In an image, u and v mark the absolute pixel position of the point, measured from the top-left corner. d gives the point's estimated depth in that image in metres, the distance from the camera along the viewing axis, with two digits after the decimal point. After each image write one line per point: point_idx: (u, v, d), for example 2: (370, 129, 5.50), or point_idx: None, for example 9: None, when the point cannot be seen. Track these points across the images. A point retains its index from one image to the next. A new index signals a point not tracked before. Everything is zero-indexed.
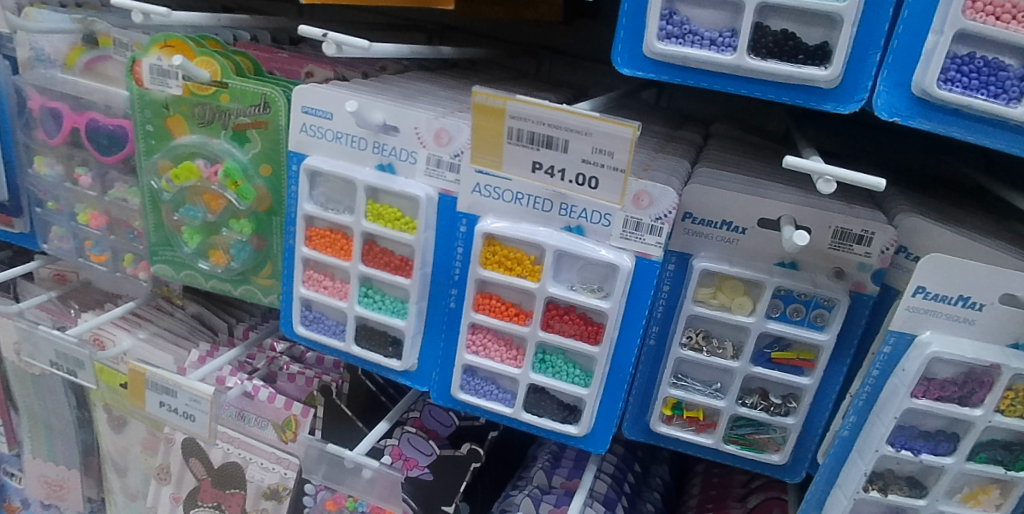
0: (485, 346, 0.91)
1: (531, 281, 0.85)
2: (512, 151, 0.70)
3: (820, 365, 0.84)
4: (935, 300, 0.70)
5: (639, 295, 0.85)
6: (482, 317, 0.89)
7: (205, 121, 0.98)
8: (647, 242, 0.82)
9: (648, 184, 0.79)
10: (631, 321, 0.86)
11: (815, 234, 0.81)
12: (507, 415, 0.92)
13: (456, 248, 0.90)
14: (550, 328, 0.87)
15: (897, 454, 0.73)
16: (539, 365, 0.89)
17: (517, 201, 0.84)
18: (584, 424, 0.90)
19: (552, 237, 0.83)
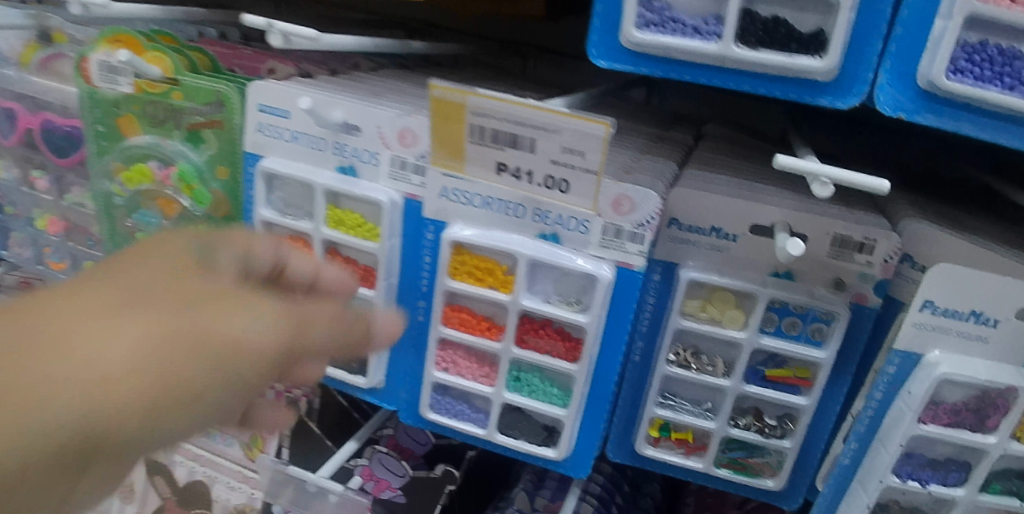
0: (455, 363, 0.84)
1: (504, 293, 0.78)
2: (474, 151, 0.63)
3: (818, 384, 0.77)
4: (945, 315, 0.63)
5: (620, 307, 0.78)
6: (451, 332, 0.82)
7: (158, 121, 0.91)
8: (629, 251, 0.75)
9: (628, 188, 0.72)
10: (613, 336, 0.79)
11: (812, 242, 0.74)
12: (480, 437, 0.85)
13: (423, 258, 0.83)
14: (525, 344, 0.80)
15: (903, 485, 0.66)
16: (514, 384, 0.82)
17: (487, 206, 0.77)
18: (562, 447, 0.83)
19: (526, 245, 0.76)
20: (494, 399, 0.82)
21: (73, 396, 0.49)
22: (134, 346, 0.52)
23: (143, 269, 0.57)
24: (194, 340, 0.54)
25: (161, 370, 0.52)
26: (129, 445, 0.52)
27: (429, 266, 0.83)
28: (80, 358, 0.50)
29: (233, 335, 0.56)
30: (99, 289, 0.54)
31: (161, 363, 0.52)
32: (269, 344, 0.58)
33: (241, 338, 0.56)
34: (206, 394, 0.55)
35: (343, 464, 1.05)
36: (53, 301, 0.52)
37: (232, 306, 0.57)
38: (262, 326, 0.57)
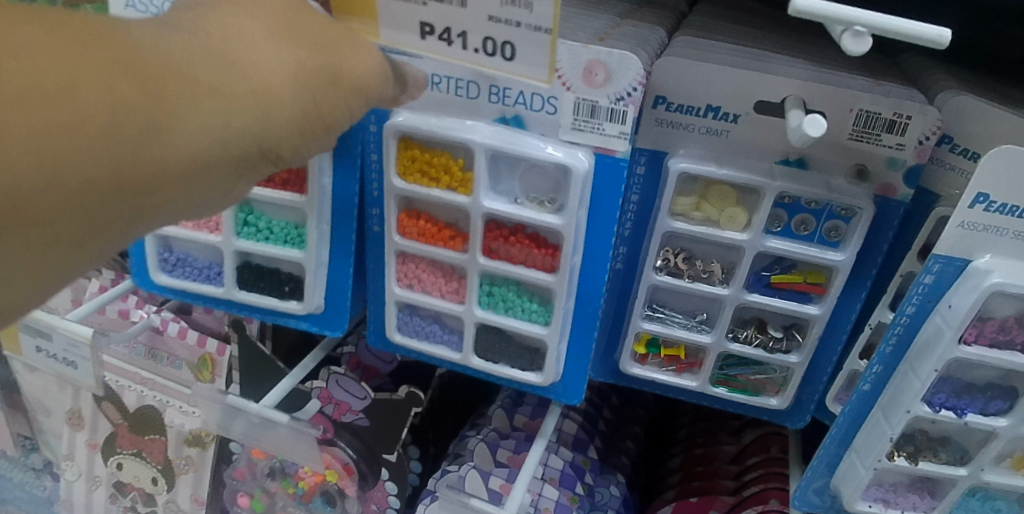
0: (417, 279, 0.71)
1: (462, 196, 0.64)
2: (388, 10, 0.48)
3: (832, 291, 0.65)
4: (1001, 212, 0.50)
5: (603, 204, 0.64)
6: (409, 244, 0.69)
7: None
8: (607, 134, 0.60)
9: (601, 51, 0.58)
10: (600, 238, 0.66)
11: (832, 120, 0.60)
12: (457, 363, 0.74)
13: (371, 156, 0.69)
14: (494, 254, 0.67)
15: (935, 416, 0.55)
16: (486, 302, 0.70)
17: (434, 87, 0.63)
18: (548, 371, 0.71)
19: (484, 133, 0.62)
20: (466, 320, 0.70)
21: (212, 105, 0.40)
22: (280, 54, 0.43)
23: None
24: (335, 69, 0.46)
25: (307, 112, 0.45)
26: (176, 212, 0.42)
27: (378, 165, 0.69)
28: (243, 62, 0.42)
29: (352, 102, 0.47)
30: (290, 22, 0.45)
31: (316, 95, 0.45)
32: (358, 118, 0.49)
33: (364, 91, 0.48)
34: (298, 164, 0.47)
35: (298, 386, 0.94)
36: (229, 14, 0.43)
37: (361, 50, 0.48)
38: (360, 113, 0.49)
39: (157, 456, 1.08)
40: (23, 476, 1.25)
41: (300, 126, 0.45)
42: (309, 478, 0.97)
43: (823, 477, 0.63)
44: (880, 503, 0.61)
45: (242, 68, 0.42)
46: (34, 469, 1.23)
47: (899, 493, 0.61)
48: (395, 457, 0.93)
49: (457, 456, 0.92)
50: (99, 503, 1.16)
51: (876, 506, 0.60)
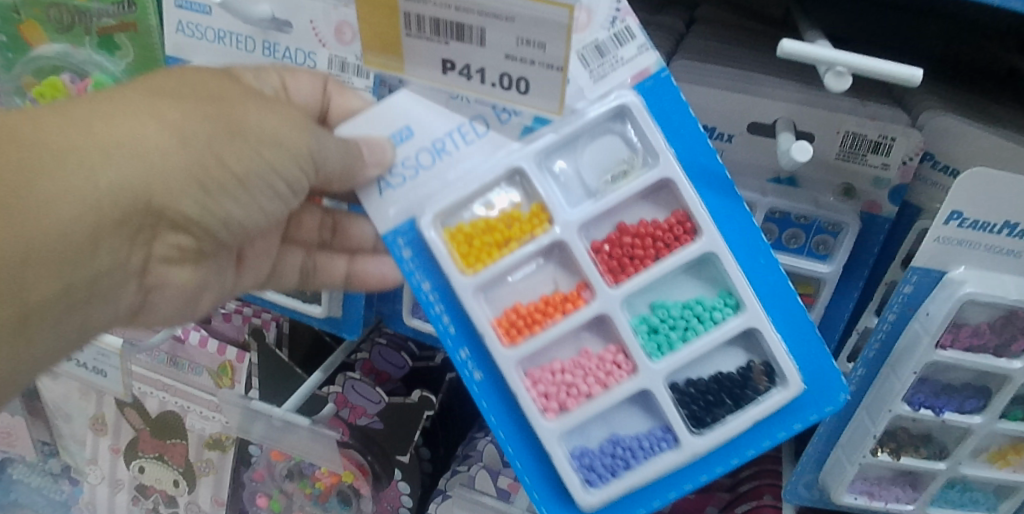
0: (561, 392, 0.57)
1: (546, 233, 0.56)
2: (412, 47, 0.52)
3: (820, 302, 0.69)
4: (974, 228, 0.54)
5: (687, 142, 0.56)
6: (525, 345, 0.56)
7: (65, 27, 0.78)
8: (630, 60, 0.54)
9: None
10: (705, 174, 0.56)
11: (820, 141, 0.64)
12: (689, 450, 0.57)
13: (418, 286, 0.57)
14: (624, 278, 0.57)
15: (915, 414, 0.60)
16: (651, 346, 0.58)
17: (442, 150, 0.56)
18: (790, 377, 0.57)
19: (523, 149, 0.55)
20: (653, 385, 0.57)
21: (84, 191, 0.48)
22: (177, 122, 0.50)
23: (220, 72, 0.56)
24: (230, 124, 0.52)
25: (196, 177, 0.51)
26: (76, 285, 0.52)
27: (437, 284, 0.57)
28: (116, 140, 0.49)
29: (249, 152, 0.53)
30: (191, 93, 0.52)
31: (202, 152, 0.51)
32: (279, 177, 0.55)
33: (271, 142, 0.53)
34: (216, 226, 0.56)
35: (315, 392, 0.98)
36: (139, 98, 0.51)
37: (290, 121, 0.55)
38: (272, 176, 0.55)
39: (178, 460, 1.12)
40: (44, 480, 1.29)
41: (192, 194, 0.52)
42: (326, 480, 1.01)
43: (812, 472, 0.68)
44: (865, 496, 0.65)
45: (117, 144, 0.49)
46: (52, 474, 1.27)
47: (883, 486, 0.66)
48: (409, 457, 0.95)
49: (466, 455, 0.95)
50: (118, 506, 1.20)
51: (862, 499, 0.65)
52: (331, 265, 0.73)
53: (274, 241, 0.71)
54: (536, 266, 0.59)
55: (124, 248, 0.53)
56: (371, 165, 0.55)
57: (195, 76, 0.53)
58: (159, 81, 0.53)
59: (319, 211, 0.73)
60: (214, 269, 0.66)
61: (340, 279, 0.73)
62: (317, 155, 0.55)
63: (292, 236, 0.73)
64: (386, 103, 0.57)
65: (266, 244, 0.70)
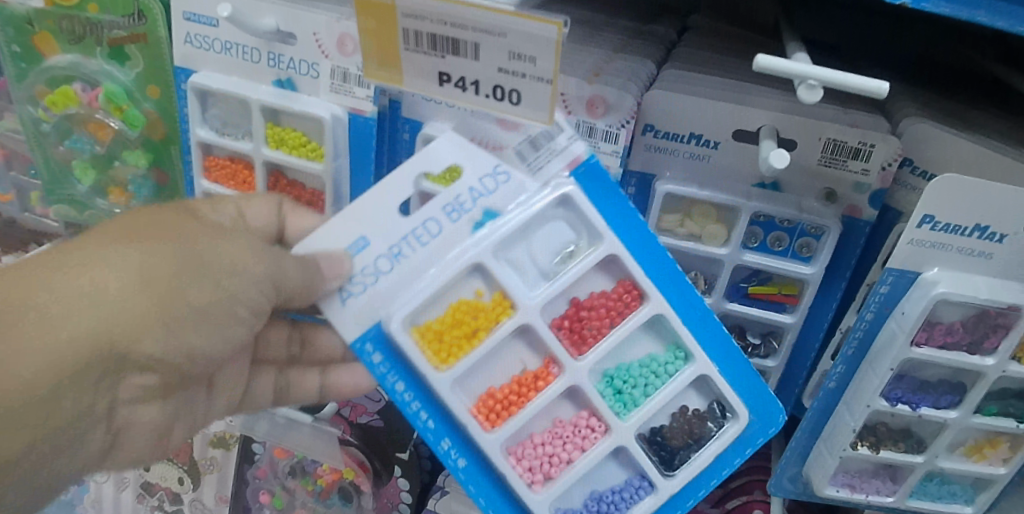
0: (543, 464, 0.59)
1: (512, 317, 0.58)
2: (410, 60, 0.55)
3: (804, 302, 0.72)
4: (945, 231, 0.57)
5: (624, 213, 0.59)
6: (505, 428, 0.58)
7: (76, 38, 0.82)
8: (563, 151, 0.59)
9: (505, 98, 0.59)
10: (646, 242, 0.59)
11: (802, 148, 0.67)
12: (665, 495, 0.60)
13: (392, 387, 0.58)
14: (584, 348, 0.60)
15: (893, 409, 0.62)
16: (618, 406, 0.60)
17: (399, 255, 0.59)
18: (739, 410, 0.60)
19: (478, 242, 0.57)
20: (625, 442, 0.60)
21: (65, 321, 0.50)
22: (138, 270, 0.52)
23: (185, 211, 0.60)
24: (193, 260, 0.54)
25: (157, 315, 0.53)
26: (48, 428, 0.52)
27: (410, 382, 0.58)
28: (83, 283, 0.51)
29: (216, 285, 0.56)
30: (159, 230, 0.56)
31: (166, 290, 0.53)
32: (240, 302, 0.57)
33: (234, 273, 0.56)
34: (186, 362, 0.57)
35: None
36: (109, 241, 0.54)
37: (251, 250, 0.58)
38: (234, 301, 0.57)
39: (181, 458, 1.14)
40: None
41: (153, 333, 0.53)
42: (328, 476, 1.04)
43: (796, 465, 0.71)
44: (847, 488, 0.68)
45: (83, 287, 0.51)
46: None
47: (863, 479, 0.68)
48: (408, 454, 0.98)
49: None
50: (123, 504, 1.23)
51: (843, 491, 0.68)
52: (305, 378, 0.75)
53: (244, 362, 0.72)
54: (504, 351, 0.60)
55: (90, 390, 0.54)
56: (331, 278, 0.57)
57: (165, 216, 0.58)
58: (134, 222, 0.57)
59: (286, 324, 0.75)
60: (183, 401, 0.66)
61: (316, 391, 0.75)
62: (278, 277, 0.57)
63: (261, 358, 0.74)
64: (337, 221, 0.59)
65: (237, 367, 0.71)
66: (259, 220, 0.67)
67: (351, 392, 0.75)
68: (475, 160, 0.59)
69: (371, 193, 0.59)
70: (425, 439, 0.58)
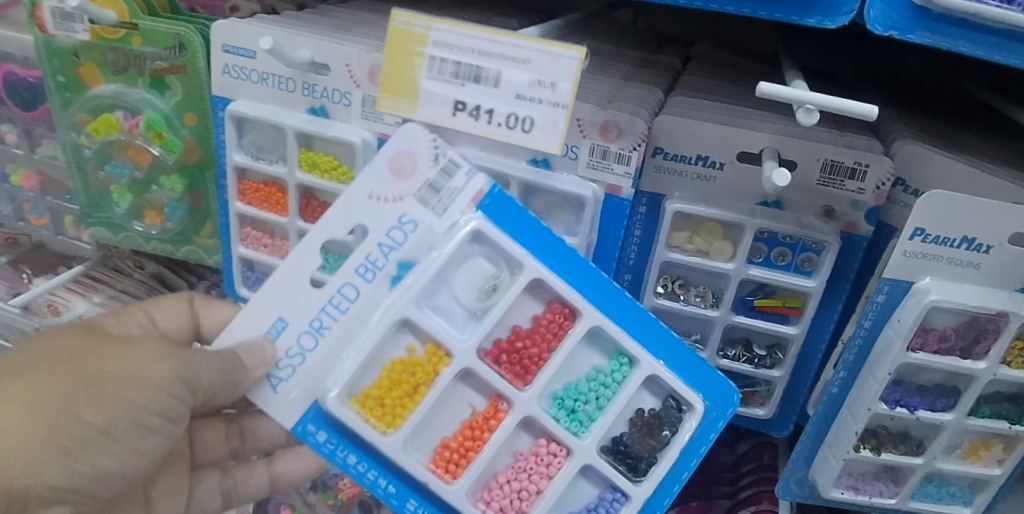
0: (512, 502, 0.62)
1: (448, 365, 0.61)
2: (429, 89, 0.59)
3: (807, 313, 0.76)
4: (936, 243, 0.62)
5: (540, 238, 0.61)
6: (464, 476, 0.60)
7: (120, 68, 0.87)
8: (464, 187, 0.61)
9: (390, 145, 0.60)
10: (567, 261, 0.62)
11: (802, 168, 0.72)
12: (638, 503, 0.62)
13: (344, 463, 0.61)
14: (527, 381, 0.62)
15: (892, 412, 0.66)
16: (574, 427, 0.62)
17: (321, 330, 0.61)
18: (693, 399, 0.62)
19: (397, 300, 0.59)
20: (589, 460, 0.62)
21: None
22: (27, 400, 0.53)
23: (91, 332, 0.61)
24: (87, 377, 0.55)
25: (54, 442, 0.53)
26: None
27: (361, 453, 0.61)
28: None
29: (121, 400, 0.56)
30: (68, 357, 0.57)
31: (58, 415, 0.54)
32: (152, 412, 0.57)
33: (135, 382, 0.57)
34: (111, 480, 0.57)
35: None
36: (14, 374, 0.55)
37: (150, 355, 0.59)
38: (141, 412, 0.57)
39: None
40: None
41: (54, 462, 0.53)
42: (347, 490, 1.07)
43: (802, 470, 0.74)
44: (851, 491, 0.71)
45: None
46: None
47: (867, 481, 0.72)
48: None
49: None
50: None
51: (847, 493, 0.71)
52: (251, 473, 0.76)
53: (182, 469, 0.72)
54: (448, 400, 0.63)
55: None
56: (255, 368, 0.60)
57: (75, 341, 0.59)
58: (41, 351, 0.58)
59: (222, 423, 0.76)
60: None
61: (265, 484, 0.77)
62: (189, 376, 0.59)
63: (200, 462, 0.75)
64: (253, 307, 0.63)
65: (173, 477, 0.70)
66: (171, 325, 0.74)
67: (302, 478, 0.78)
68: (375, 216, 0.61)
69: (276, 277, 0.62)
70: (391, 505, 0.61)
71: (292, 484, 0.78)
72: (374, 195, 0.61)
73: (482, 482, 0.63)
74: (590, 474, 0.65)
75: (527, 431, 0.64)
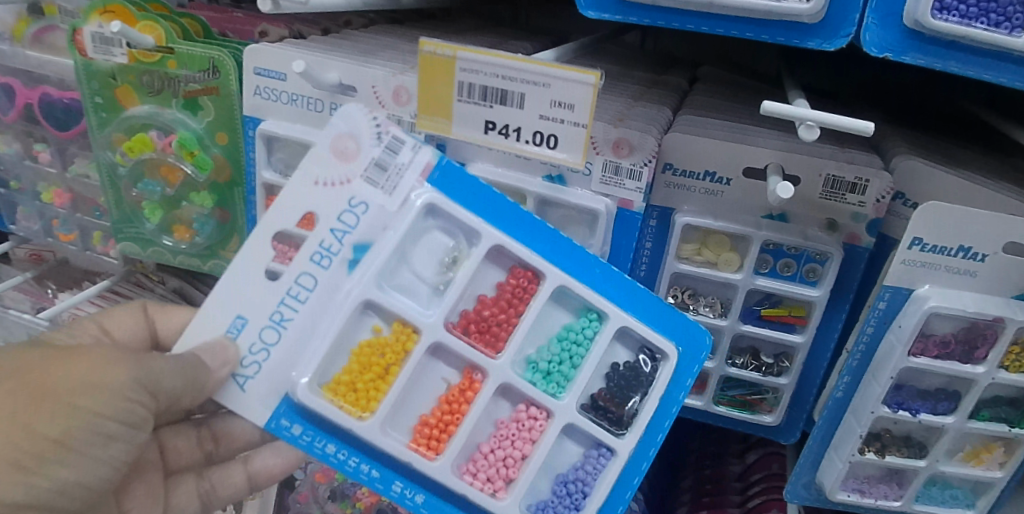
0: (499, 471, 0.63)
1: (418, 342, 0.62)
2: (462, 110, 0.67)
3: (812, 322, 0.79)
4: (933, 252, 0.65)
5: (497, 204, 0.63)
6: (447, 449, 0.62)
7: (155, 90, 0.91)
8: (412, 161, 0.62)
9: (326, 132, 0.61)
10: (525, 223, 0.64)
11: (805, 183, 0.75)
12: (625, 454, 0.64)
13: (324, 453, 0.62)
14: (498, 347, 0.64)
15: (894, 415, 0.69)
16: (552, 388, 0.64)
17: (282, 323, 0.62)
18: (664, 345, 0.65)
19: (358, 282, 0.60)
20: (569, 418, 0.64)
21: None
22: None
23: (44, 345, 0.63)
24: (34, 390, 0.58)
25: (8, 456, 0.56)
26: None
27: (339, 442, 0.62)
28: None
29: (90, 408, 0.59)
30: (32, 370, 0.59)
31: (10, 428, 0.56)
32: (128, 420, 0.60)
33: (89, 390, 0.59)
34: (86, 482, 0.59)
35: None
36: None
37: (100, 362, 0.60)
38: (97, 420, 0.59)
39: None
40: None
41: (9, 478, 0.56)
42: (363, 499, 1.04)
43: (809, 473, 0.77)
44: (857, 493, 0.74)
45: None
46: None
47: (872, 484, 0.74)
48: None
49: None
50: None
51: (854, 496, 0.74)
52: (228, 473, 0.78)
53: (155, 476, 0.75)
54: (421, 377, 0.65)
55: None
56: (218, 368, 0.61)
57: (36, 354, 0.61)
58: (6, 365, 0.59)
59: (191, 429, 0.79)
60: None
61: (242, 483, 0.79)
62: (146, 376, 0.61)
63: (173, 469, 0.77)
64: (210, 309, 0.63)
65: (146, 483, 0.73)
66: (125, 333, 0.77)
67: (280, 471, 0.80)
68: (325, 201, 0.61)
69: (229, 276, 0.63)
70: (377, 489, 0.63)
71: (269, 480, 0.80)
72: (320, 181, 0.61)
73: (466, 454, 0.64)
74: (574, 435, 0.67)
75: (506, 400, 0.66)
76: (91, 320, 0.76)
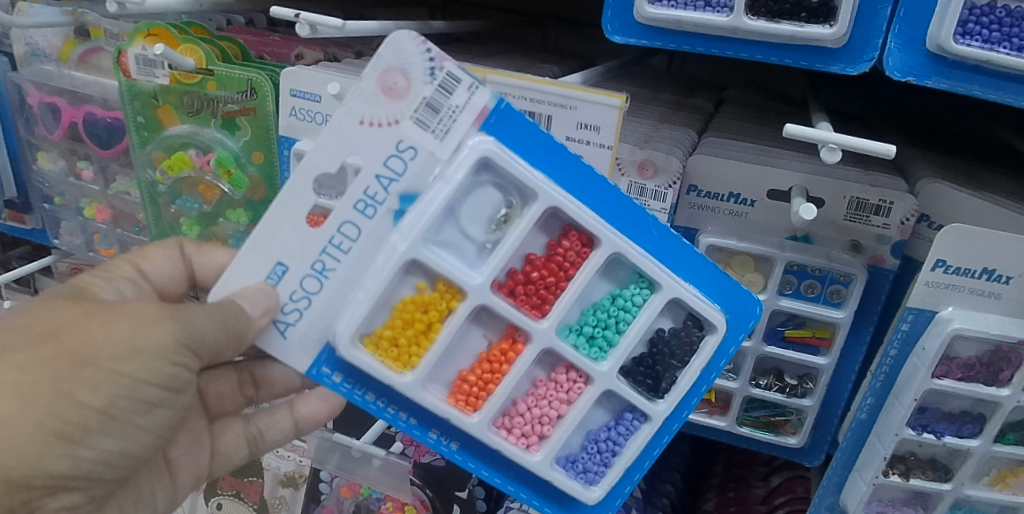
0: (534, 428, 0.64)
1: (462, 302, 0.60)
2: None
3: (836, 343, 0.79)
4: (957, 274, 0.65)
5: (551, 158, 0.60)
6: (485, 408, 0.62)
7: (195, 111, 0.95)
8: (467, 104, 0.58)
9: (375, 65, 0.57)
10: (579, 179, 0.61)
11: (829, 205, 0.76)
12: (659, 421, 0.64)
13: (363, 400, 0.63)
14: (544, 308, 0.62)
15: (918, 437, 0.69)
16: (593, 353, 0.63)
17: (323, 273, 0.60)
18: (714, 318, 0.63)
19: (406, 235, 0.58)
20: (609, 384, 0.63)
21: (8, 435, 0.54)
22: (20, 388, 0.54)
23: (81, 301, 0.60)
24: (79, 354, 0.56)
25: (52, 428, 0.55)
26: None
27: (376, 390, 0.63)
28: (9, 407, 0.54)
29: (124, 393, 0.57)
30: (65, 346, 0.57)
31: (53, 397, 0.55)
32: (163, 413, 0.61)
33: (130, 356, 0.57)
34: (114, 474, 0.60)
35: (384, 432, 1.04)
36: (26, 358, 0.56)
37: (144, 322, 0.58)
38: (140, 387, 0.58)
39: None
40: None
41: (57, 450, 0.56)
42: None
43: (832, 495, 0.77)
44: None
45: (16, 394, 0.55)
46: None
47: (897, 507, 0.74)
48: (467, 492, 0.96)
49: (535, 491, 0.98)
50: None
51: None
52: (274, 419, 0.78)
53: None
54: (463, 333, 0.64)
55: None
56: (260, 317, 0.59)
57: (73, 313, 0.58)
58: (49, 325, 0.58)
59: (231, 372, 0.76)
60: (129, 502, 0.70)
61: (289, 428, 0.78)
62: (190, 337, 0.59)
63: (217, 413, 0.77)
64: (251, 252, 0.61)
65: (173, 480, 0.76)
66: (162, 276, 0.74)
67: (324, 418, 0.78)
68: (372, 144, 0.58)
69: (269, 219, 0.60)
70: (413, 435, 0.64)
71: (315, 426, 0.78)
72: (366, 120, 0.58)
73: (502, 409, 0.64)
74: (608, 395, 0.67)
75: (546, 358, 0.65)
76: (126, 260, 0.72)
